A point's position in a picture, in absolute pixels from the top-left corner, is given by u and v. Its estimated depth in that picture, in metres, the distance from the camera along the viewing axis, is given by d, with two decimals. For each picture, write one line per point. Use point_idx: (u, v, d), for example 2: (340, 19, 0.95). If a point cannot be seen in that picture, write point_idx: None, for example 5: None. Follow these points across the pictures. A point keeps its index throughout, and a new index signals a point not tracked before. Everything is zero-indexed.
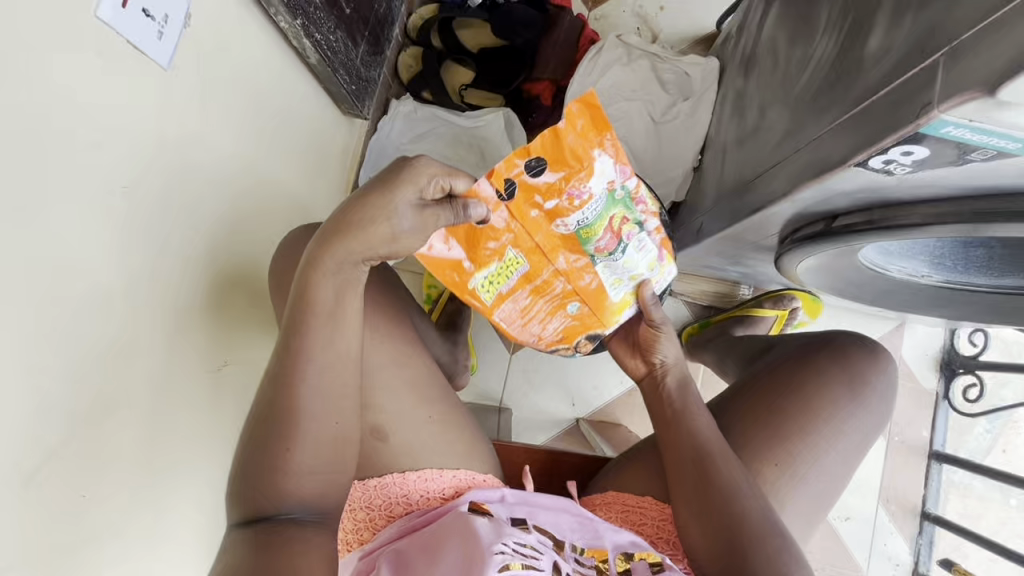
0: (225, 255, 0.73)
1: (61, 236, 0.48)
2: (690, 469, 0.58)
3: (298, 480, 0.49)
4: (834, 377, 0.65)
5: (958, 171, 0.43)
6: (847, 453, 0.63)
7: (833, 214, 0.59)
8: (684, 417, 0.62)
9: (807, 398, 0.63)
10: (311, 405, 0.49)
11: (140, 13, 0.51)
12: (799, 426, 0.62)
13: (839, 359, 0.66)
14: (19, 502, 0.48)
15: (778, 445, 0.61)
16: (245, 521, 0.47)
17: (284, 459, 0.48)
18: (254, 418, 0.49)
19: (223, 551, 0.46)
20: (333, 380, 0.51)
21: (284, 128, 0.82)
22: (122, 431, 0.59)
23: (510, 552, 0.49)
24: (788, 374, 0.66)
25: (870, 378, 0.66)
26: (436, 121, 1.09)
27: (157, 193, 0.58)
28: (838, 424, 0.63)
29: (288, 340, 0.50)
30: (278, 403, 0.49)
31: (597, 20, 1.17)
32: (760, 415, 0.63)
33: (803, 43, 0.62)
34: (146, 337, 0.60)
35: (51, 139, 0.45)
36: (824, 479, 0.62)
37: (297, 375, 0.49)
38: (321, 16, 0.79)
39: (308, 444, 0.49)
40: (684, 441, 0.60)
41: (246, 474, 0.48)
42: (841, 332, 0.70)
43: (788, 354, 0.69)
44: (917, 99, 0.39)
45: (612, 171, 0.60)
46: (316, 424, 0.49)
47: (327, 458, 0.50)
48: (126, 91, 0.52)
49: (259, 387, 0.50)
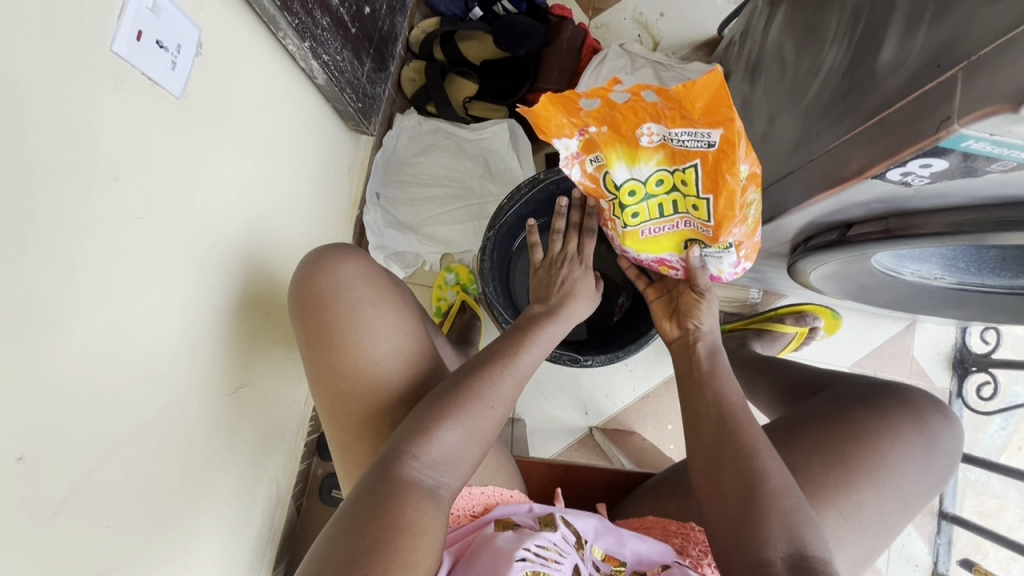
0: (238, 276, 0.73)
1: (79, 270, 0.48)
2: (715, 426, 0.57)
3: (430, 514, 0.49)
4: (910, 433, 0.62)
5: (975, 181, 0.43)
6: (906, 509, 0.60)
7: (847, 223, 0.59)
8: (710, 377, 0.61)
9: (883, 454, 0.60)
10: (490, 404, 0.57)
11: (153, 45, 0.51)
12: (870, 480, 0.58)
13: (916, 418, 0.63)
14: (46, 533, 0.48)
15: (846, 494, 0.57)
16: (389, 475, 0.51)
17: (446, 432, 0.54)
18: (432, 403, 0.56)
19: (362, 494, 0.50)
20: (481, 439, 0.56)
21: (295, 149, 0.82)
22: (144, 459, 0.59)
23: (533, 557, 0.48)
24: (863, 422, 0.62)
25: (939, 434, 0.63)
26: (440, 134, 1.11)
27: (173, 221, 0.59)
28: (904, 478, 0.60)
29: (433, 396, 0.58)
30: (469, 386, 0.57)
31: (598, 29, 1.16)
32: (830, 460, 0.59)
33: (812, 52, 0.62)
34: (164, 364, 0.61)
35: (68, 174, 0.45)
36: (881, 534, 0.59)
37: (495, 377, 0.59)
38: (329, 37, 0.79)
39: (467, 433, 0.55)
40: (708, 400, 0.59)
41: (407, 437, 0.53)
42: (916, 388, 0.67)
43: (856, 396, 0.66)
44: (937, 112, 0.39)
45: (677, 126, 0.50)
46: (458, 474, 0.54)
47: (474, 451, 0.56)
48: (141, 122, 0.52)
49: (458, 373, 0.59)
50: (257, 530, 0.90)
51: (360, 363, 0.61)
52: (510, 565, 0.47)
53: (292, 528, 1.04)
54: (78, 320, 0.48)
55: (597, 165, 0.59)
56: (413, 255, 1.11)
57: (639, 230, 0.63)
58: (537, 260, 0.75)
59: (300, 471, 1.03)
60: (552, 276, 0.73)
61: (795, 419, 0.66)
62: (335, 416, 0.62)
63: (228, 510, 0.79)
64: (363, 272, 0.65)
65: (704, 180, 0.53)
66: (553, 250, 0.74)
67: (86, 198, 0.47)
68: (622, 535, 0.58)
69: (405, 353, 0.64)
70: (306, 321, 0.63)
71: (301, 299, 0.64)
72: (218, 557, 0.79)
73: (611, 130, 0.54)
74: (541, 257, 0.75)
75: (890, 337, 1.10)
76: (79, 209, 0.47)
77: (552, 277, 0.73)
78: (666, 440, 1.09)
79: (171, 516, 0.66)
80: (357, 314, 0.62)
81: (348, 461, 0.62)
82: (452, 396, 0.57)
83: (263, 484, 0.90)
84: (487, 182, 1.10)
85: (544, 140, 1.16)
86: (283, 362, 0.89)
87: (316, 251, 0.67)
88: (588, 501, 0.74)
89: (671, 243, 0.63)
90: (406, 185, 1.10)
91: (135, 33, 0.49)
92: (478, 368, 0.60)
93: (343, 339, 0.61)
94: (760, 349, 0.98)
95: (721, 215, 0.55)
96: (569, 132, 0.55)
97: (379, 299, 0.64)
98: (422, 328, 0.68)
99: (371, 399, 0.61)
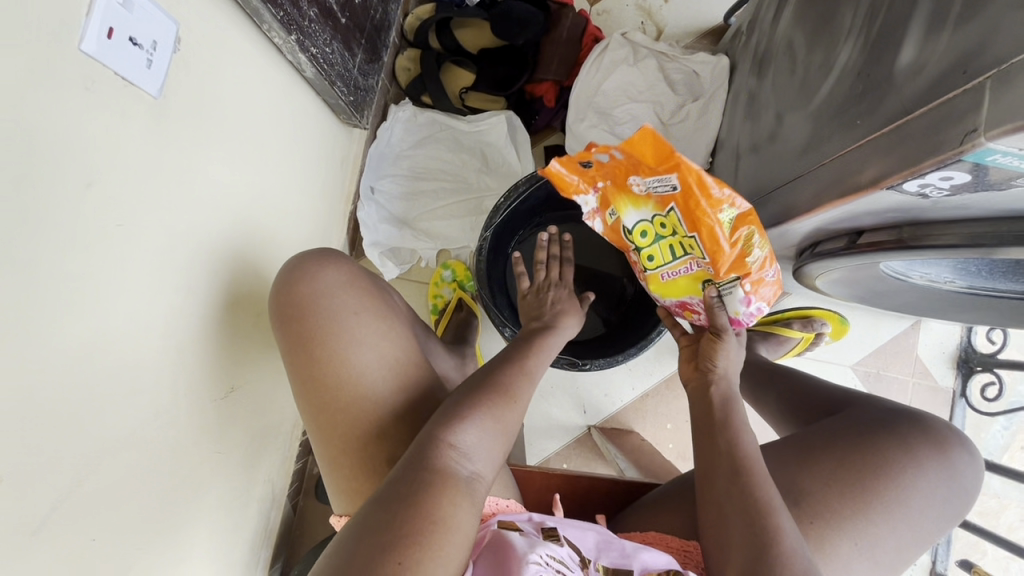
0: (226, 279, 0.71)
1: (53, 284, 0.45)
2: (727, 481, 0.54)
3: (464, 508, 0.49)
4: (929, 465, 0.60)
5: (998, 194, 0.41)
6: (919, 543, 0.59)
7: (858, 230, 0.56)
8: (727, 428, 0.58)
9: (901, 486, 0.58)
10: (514, 404, 0.59)
11: (127, 43, 0.48)
12: (887, 511, 0.57)
13: (937, 448, 0.61)
14: (28, 553, 0.47)
15: (860, 525, 0.56)
16: (422, 465, 0.50)
17: (476, 427, 0.55)
18: (459, 400, 0.58)
19: (396, 485, 0.49)
20: (503, 439, 0.57)
21: (284, 145, 0.79)
22: (131, 471, 0.58)
23: (543, 564, 0.47)
24: (883, 452, 0.60)
25: (960, 471, 0.61)
26: (436, 126, 1.08)
27: (155, 227, 0.56)
28: (922, 516, 0.58)
29: (454, 397, 0.58)
30: (494, 386, 0.59)
31: (599, 16, 1.12)
32: (847, 489, 0.57)
33: (824, 48, 0.59)
34: (149, 374, 0.59)
35: (36, 184, 0.42)
36: (894, 568, 0.58)
37: (518, 383, 0.61)
38: (317, 28, 0.75)
39: (495, 431, 0.56)
40: (722, 450, 0.57)
41: (436, 428, 0.54)
42: (937, 417, 0.65)
43: (876, 422, 0.64)
44: (961, 123, 0.37)
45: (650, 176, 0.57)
46: (487, 469, 0.54)
47: (499, 449, 0.57)
48: (116, 125, 0.49)
49: (482, 375, 0.62)
50: (253, 531, 0.89)
51: (341, 372, 0.59)
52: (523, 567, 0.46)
53: (289, 525, 1.04)
54: (54, 335, 0.46)
55: (615, 218, 0.68)
56: (409, 252, 1.08)
57: (658, 271, 0.70)
58: (524, 289, 0.79)
59: (296, 470, 1.02)
60: (542, 300, 0.76)
61: (811, 440, 0.64)
62: (322, 426, 0.61)
63: (222, 515, 0.78)
64: (345, 278, 0.63)
65: (687, 220, 0.58)
66: (538, 279, 0.79)
67: (58, 209, 0.45)
68: (625, 547, 0.56)
69: (392, 360, 0.62)
70: (289, 331, 0.61)
71: (282, 310, 0.62)
72: (213, 560, 0.78)
73: (613, 185, 0.64)
74: (527, 285, 0.79)
75: (894, 336, 1.08)
76: (51, 221, 0.44)
77: (542, 301, 0.76)
78: (665, 438, 1.08)
79: (161, 524, 0.65)
80: (339, 323, 0.60)
81: (338, 470, 0.61)
82: (474, 399, 0.57)
83: (257, 486, 0.89)
84: (485, 176, 1.08)
85: (543, 132, 1.13)
86: (276, 363, 0.88)
87: (297, 257, 0.64)
88: (587, 509, 0.73)
89: (690, 285, 0.67)
90: (401, 179, 1.07)
91: (105, 30, 0.45)
92: (496, 376, 0.61)
93: (327, 348, 0.59)
94: (764, 352, 0.97)
95: (712, 253, 0.58)
96: (586, 189, 0.66)
97: (360, 307, 0.62)
98: (409, 332, 0.67)
99: (355, 411, 0.60)
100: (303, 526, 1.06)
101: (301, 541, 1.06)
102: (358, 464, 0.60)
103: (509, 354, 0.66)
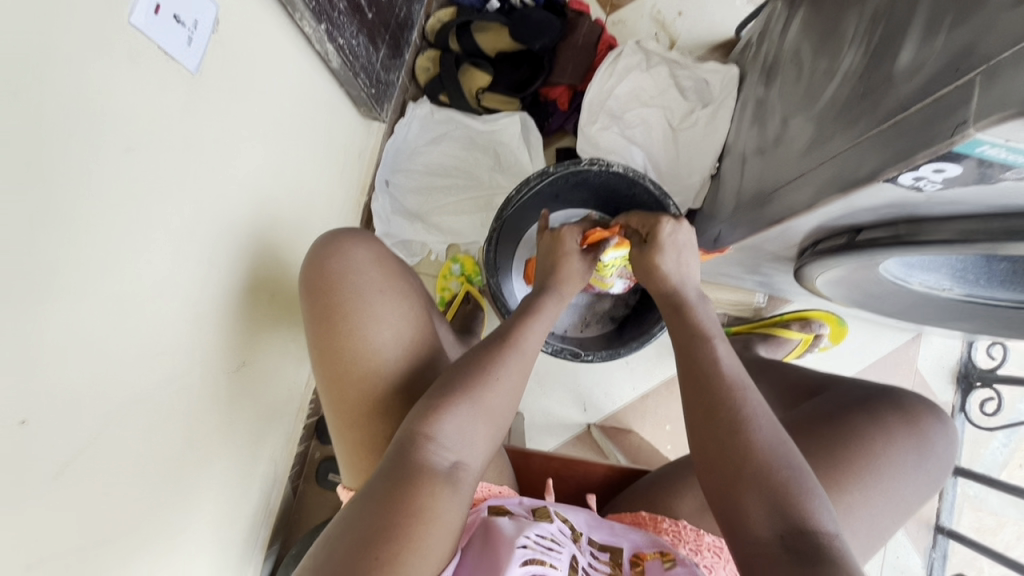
0: (246, 255, 0.74)
1: (88, 238, 0.48)
2: (704, 395, 0.52)
3: (445, 499, 0.48)
4: (904, 440, 0.61)
5: (986, 188, 0.43)
6: (898, 516, 0.60)
7: (858, 227, 0.58)
8: (702, 343, 0.56)
9: (879, 461, 0.59)
10: (498, 390, 0.58)
11: (170, 19, 0.52)
12: (867, 488, 0.58)
13: (912, 423, 0.63)
14: (51, 492, 0.49)
15: (842, 500, 0.57)
16: (405, 458, 0.51)
17: (457, 415, 0.54)
18: (446, 384, 0.57)
19: (378, 480, 0.50)
20: (488, 428, 0.56)
21: (307, 131, 0.83)
22: (146, 428, 0.60)
23: (533, 545, 0.49)
24: (859, 428, 0.61)
25: (936, 444, 0.63)
26: (452, 124, 1.12)
27: (184, 196, 0.59)
28: (896, 494, 0.60)
29: (439, 387, 0.58)
30: (479, 371, 0.58)
31: (615, 25, 1.16)
32: (827, 465, 0.59)
33: (829, 54, 0.62)
34: (169, 337, 0.61)
35: (82, 142, 0.45)
36: (873, 540, 0.59)
37: (499, 365, 0.59)
38: (345, 21, 0.79)
39: (479, 418, 0.55)
40: (699, 367, 0.54)
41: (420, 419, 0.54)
42: (911, 391, 0.66)
43: (852, 402, 0.65)
44: (952, 117, 0.39)
45: None
46: (471, 459, 0.54)
47: (486, 436, 0.56)
48: (156, 95, 0.52)
49: (471, 354, 0.61)
50: (254, 508, 0.91)
51: (359, 348, 0.61)
52: (512, 550, 0.47)
53: (289, 507, 1.05)
54: (87, 288, 0.49)
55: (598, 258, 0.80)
56: (419, 245, 1.12)
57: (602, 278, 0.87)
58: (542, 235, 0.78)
59: (298, 453, 1.04)
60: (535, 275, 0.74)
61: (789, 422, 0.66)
62: (336, 396, 0.63)
63: (227, 487, 0.80)
64: (372, 257, 0.66)
65: None
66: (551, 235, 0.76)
67: (96, 168, 0.47)
68: (615, 528, 0.59)
69: (405, 338, 0.64)
70: (312, 304, 0.63)
71: (304, 285, 0.64)
72: (215, 529, 0.80)
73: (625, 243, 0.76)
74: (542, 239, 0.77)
75: (894, 348, 1.10)
76: (94, 178, 0.47)
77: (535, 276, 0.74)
78: (663, 440, 1.09)
79: (169, 488, 0.66)
80: (360, 297, 0.62)
81: (347, 440, 0.63)
82: (455, 389, 0.56)
83: (261, 464, 0.91)
84: (497, 174, 1.11)
85: (555, 134, 1.16)
86: (287, 344, 0.90)
87: (319, 238, 0.67)
88: (580, 490, 0.74)
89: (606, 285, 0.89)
90: (415, 174, 1.11)
91: (153, 7, 0.49)
92: (479, 364, 0.59)
93: (347, 322, 0.62)
94: (763, 351, 0.99)
95: None
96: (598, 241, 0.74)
97: (383, 285, 0.64)
98: (423, 311, 0.69)
99: (367, 387, 0.62)
100: (301, 511, 1.08)
101: (298, 524, 1.07)
102: (366, 435, 0.62)
103: (501, 329, 0.64)
